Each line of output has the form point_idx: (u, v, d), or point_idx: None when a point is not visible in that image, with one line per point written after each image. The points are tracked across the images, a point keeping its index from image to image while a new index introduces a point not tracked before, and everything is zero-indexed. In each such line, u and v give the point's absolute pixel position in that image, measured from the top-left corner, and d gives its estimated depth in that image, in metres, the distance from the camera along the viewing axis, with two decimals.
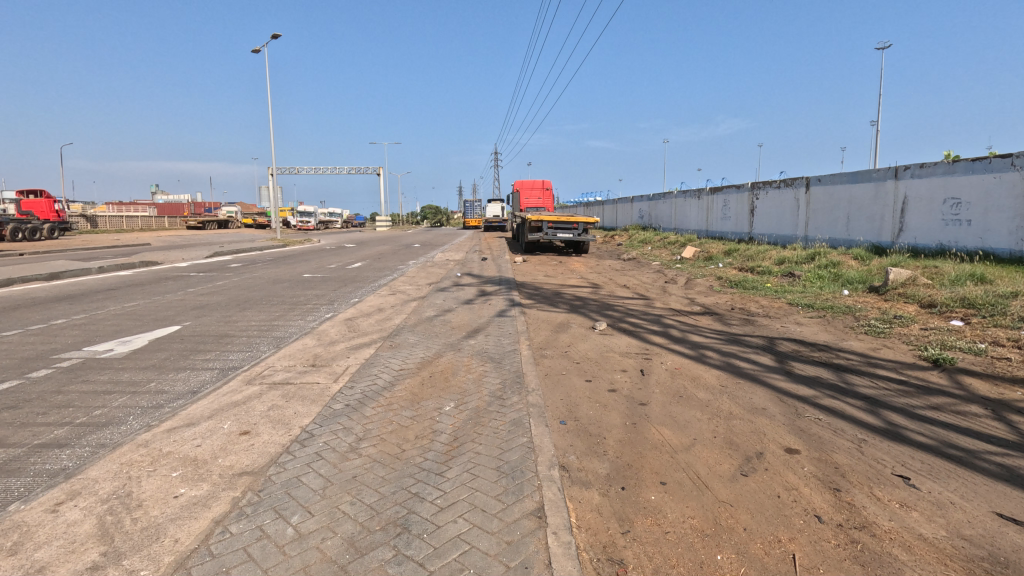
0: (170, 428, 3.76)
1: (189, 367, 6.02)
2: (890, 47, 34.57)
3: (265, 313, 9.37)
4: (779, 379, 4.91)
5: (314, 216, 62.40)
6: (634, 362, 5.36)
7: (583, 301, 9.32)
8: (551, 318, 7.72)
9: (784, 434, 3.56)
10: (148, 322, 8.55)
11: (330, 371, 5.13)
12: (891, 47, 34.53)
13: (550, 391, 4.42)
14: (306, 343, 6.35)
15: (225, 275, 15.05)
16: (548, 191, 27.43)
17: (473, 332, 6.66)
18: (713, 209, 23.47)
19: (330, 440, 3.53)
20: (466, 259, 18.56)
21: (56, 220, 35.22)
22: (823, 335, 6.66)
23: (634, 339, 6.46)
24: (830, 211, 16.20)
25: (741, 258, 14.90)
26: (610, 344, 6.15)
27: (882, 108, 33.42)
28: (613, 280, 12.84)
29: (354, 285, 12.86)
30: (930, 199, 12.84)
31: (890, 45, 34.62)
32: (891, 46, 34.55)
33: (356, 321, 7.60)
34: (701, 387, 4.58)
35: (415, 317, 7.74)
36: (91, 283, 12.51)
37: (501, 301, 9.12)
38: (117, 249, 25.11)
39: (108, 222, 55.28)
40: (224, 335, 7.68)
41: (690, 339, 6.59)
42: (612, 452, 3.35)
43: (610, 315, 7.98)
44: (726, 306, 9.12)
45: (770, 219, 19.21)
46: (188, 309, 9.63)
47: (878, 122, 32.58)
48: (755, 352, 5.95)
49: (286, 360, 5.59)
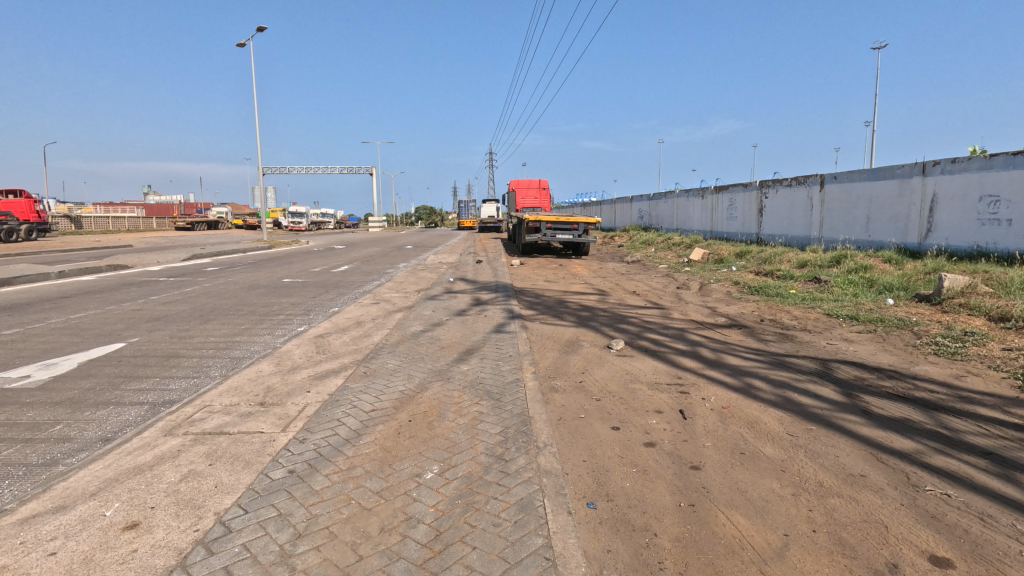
0: (25, 519, 2.60)
1: (114, 402, 4.85)
2: (885, 45, 34.16)
3: (229, 326, 8.16)
4: (860, 424, 3.79)
5: (305, 216, 61.14)
6: (668, 398, 4.25)
7: (592, 311, 8.20)
8: (557, 333, 6.59)
9: (917, 529, 2.45)
10: (88, 339, 7.35)
11: (280, 413, 3.98)
12: (886, 46, 34.15)
13: (568, 448, 3.33)
14: (262, 368, 5.20)
15: (197, 280, 13.79)
16: (547, 190, 26.45)
17: (465, 354, 5.53)
18: (719, 209, 22.39)
19: (253, 543, 2.40)
20: (460, 262, 17.38)
21: (35, 221, 33.70)
22: (885, 357, 5.56)
23: (661, 363, 5.35)
24: (848, 211, 15.17)
25: (756, 261, 13.85)
26: (634, 371, 5.01)
27: (878, 110, 33.00)
28: (620, 285, 11.74)
29: (337, 292, 11.66)
30: (964, 197, 11.83)
31: (885, 44, 34.17)
32: (886, 43, 34.26)
33: (328, 338, 6.45)
34: (765, 438, 3.48)
35: (398, 334, 6.60)
36: (44, 291, 11.22)
37: (499, 312, 7.99)
38: (88, 253, 23.60)
39: (94, 223, 53.81)
40: (173, 355, 6.50)
41: (728, 362, 5.47)
42: (672, 564, 2.24)
43: (626, 330, 6.86)
44: (755, 318, 8.04)
45: (781, 219, 18.19)
46: (142, 321, 8.42)
47: (874, 123, 32.26)
48: (814, 382, 4.84)
49: (229, 396, 4.44)
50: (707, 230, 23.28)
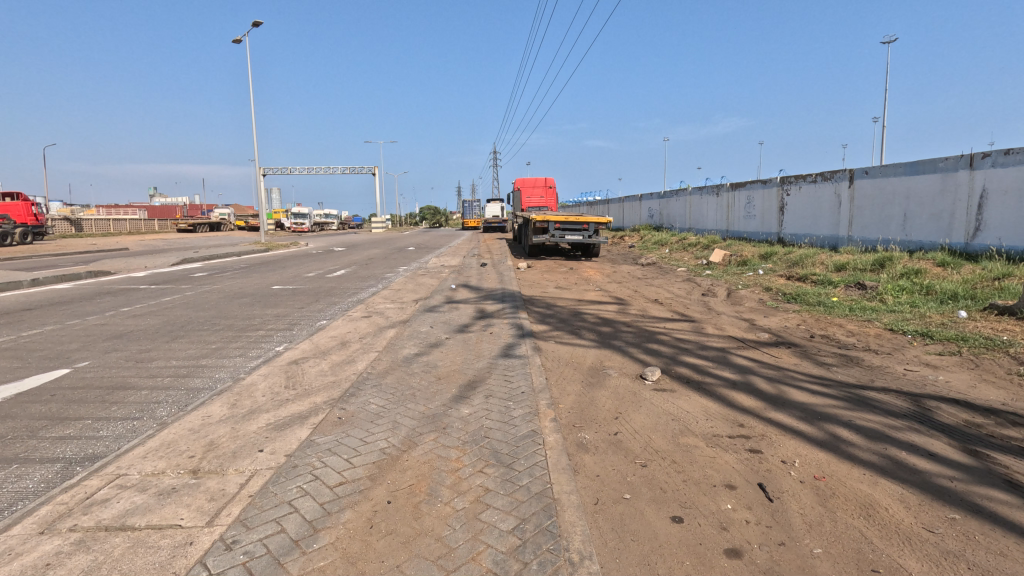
0: None
1: (20, 461, 3.80)
2: (894, 41, 33.24)
3: (198, 346, 7.11)
4: (1019, 507, 2.70)
5: (307, 217, 60.38)
6: (738, 463, 3.16)
7: (613, 327, 7.13)
8: (577, 358, 5.51)
9: None
10: (30, 365, 6.31)
11: (215, 490, 2.92)
12: (895, 42, 33.21)
13: (617, 564, 2.25)
14: (212, 411, 4.14)
15: (181, 288, 12.79)
16: (552, 189, 25.38)
17: (467, 391, 4.46)
18: (736, 207, 21.27)
19: None
20: (463, 265, 16.28)
21: (32, 224, 32.87)
22: (991, 391, 4.45)
23: (712, 402, 4.27)
24: (881, 208, 14.03)
25: (785, 263, 12.76)
26: (680, 416, 3.92)
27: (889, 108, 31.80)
28: (639, 292, 10.66)
29: (327, 301, 10.60)
30: (1019, 192, 10.67)
31: (893, 40, 33.23)
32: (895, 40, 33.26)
33: (302, 366, 5.38)
34: (902, 544, 2.39)
35: (387, 360, 5.52)
36: (7, 302, 10.23)
37: (507, 328, 6.93)
38: (76, 257, 22.54)
39: (95, 227, 53.13)
40: (119, 386, 5.44)
41: (795, 400, 4.37)
42: None
43: (658, 353, 5.75)
44: (803, 333, 6.96)
45: (805, 218, 17.06)
46: (99, 340, 7.37)
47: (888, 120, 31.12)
48: (917, 430, 3.72)
49: (156, 455, 3.37)
50: (723, 229, 22.13)
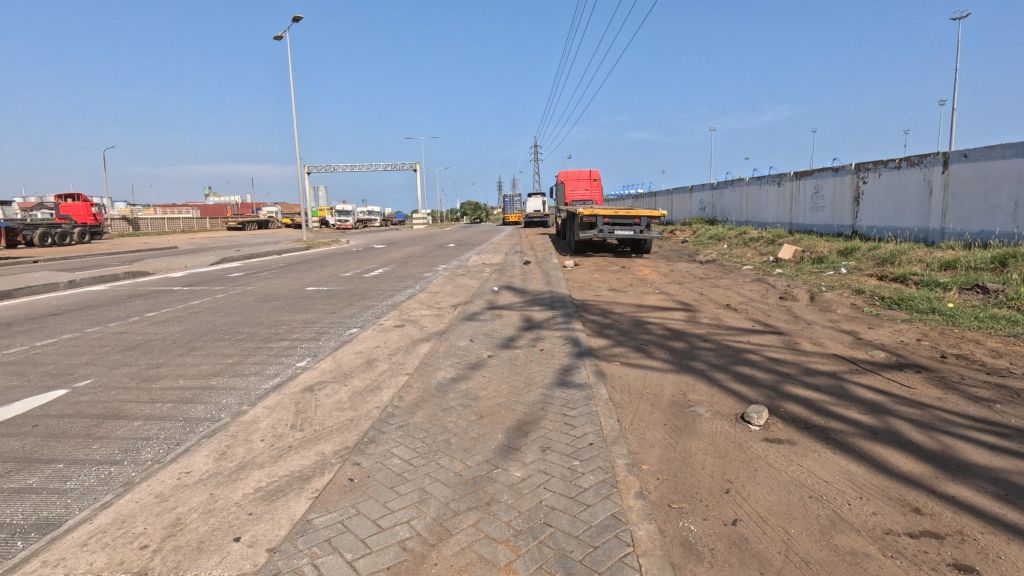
0: None
1: None
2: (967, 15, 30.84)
3: (213, 361, 6.31)
4: None
5: (351, 214, 60.70)
6: None
7: (687, 342, 5.96)
8: (653, 388, 4.39)
9: None
10: (29, 383, 5.64)
11: None
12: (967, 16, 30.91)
13: None
14: (194, 466, 3.24)
15: (213, 289, 12.24)
16: (597, 182, 24.14)
17: (517, 439, 3.42)
18: (801, 198, 19.46)
19: None
20: (505, 264, 15.22)
21: (91, 225, 33.84)
22: None
23: (855, 465, 3.08)
24: (984, 196, 12.20)
25: (872, 261, 11.18)
26: (822, 491, 2.77)
27: (956, 92, 29.81)
28: (707, 295, 9.37)
29: (360, 305, 9.74)
30: None
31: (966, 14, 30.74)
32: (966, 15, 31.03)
33: (317, 395, 4.45)
34: None
35: (418, 387, 4.53)
36: (35, 307, 9.83)
37: (559, 343, 5.85)
38: (124, 257, 22.70)
39: (151, 225, 54.74)
40: (110, 415, 4.64)
41: (976, 462, 3.12)
42: None
43: (754, 382, 4.56)
44: (930, 350, 5.61)
45: (886, 208, 15.22)
46: (109, 354, 6.68)
47: (955, 104, 29.26)
48: None
49: (98, 543, 2.48)
50: (786, 222, 20.35)
